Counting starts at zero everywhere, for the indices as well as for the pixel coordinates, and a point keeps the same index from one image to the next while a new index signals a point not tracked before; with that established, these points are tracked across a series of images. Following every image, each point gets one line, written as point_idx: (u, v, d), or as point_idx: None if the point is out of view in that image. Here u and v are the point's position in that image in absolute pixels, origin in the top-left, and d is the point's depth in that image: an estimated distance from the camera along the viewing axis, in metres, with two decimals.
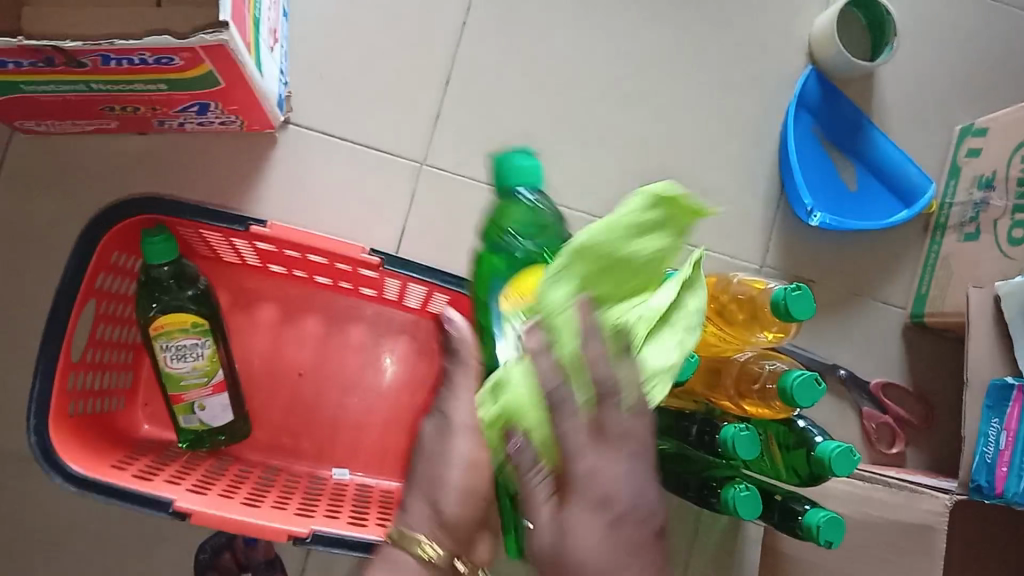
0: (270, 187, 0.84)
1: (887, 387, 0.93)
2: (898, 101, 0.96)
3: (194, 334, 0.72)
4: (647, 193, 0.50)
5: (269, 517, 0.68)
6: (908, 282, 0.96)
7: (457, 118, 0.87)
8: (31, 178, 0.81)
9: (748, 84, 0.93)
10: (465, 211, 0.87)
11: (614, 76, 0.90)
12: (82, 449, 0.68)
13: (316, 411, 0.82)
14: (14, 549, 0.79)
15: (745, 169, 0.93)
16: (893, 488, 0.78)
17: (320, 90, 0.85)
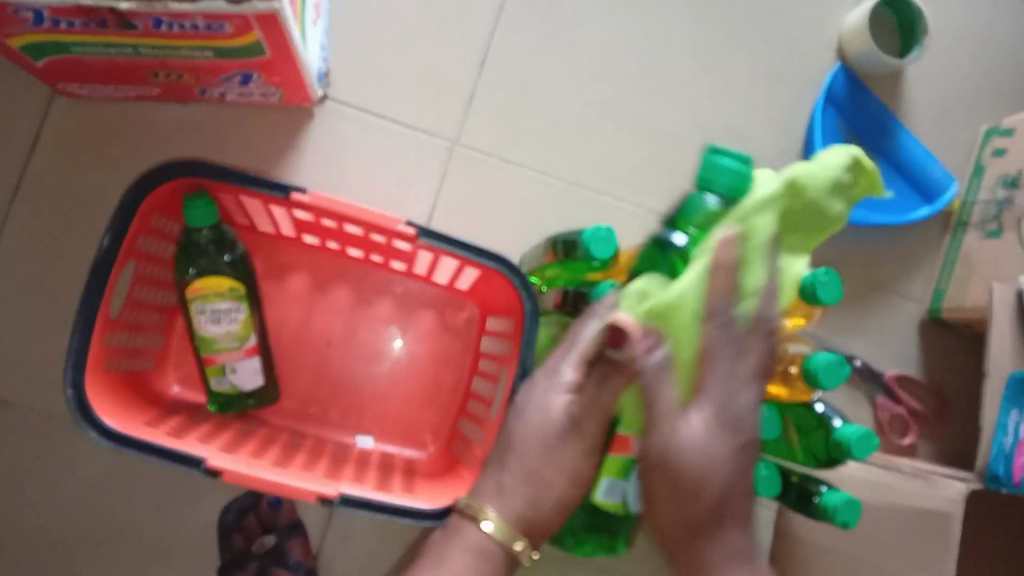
0: (305, 160, 0.86)
1: (902, 379, 0.94)
2: (925, 99, 0.97)
3: (230, 299, 0.74)
4: (853, 154, 0.66)
5: (299, 478, 0.69)
6: (928, 278, 0.97)
7: (491, 99, 0.89)
8: (72, 140, 0.83)
9: (778, 76, 0.94)
10: (495, 191, 0.89)
11: (646, 64, 0.92)
12: (116, 405, 0.69)
13: (342, 380, 0.84)
14: (42, 504, 0.81)
15: (771, 160, 0.94)
16: (908, 475, 0.81)
17: (357, 67, 0.87)
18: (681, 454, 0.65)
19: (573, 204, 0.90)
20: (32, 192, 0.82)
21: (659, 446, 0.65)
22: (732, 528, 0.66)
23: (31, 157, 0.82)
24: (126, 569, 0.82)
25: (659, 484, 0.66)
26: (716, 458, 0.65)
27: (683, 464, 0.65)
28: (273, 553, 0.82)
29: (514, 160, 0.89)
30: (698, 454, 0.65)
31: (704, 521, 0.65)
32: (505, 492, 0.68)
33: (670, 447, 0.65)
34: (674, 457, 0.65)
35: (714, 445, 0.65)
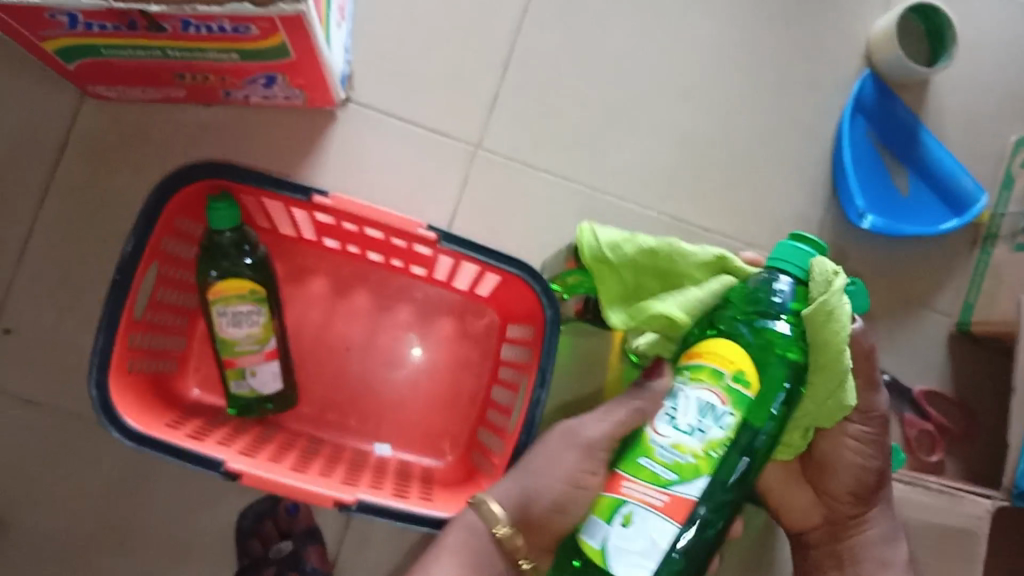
0: (326, 164, 0.86)
1: (929, 394, 0.93)
2: (954, 109, 0.96)
3: (251, 301, 0.73)
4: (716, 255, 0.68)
5: (317, 484, 0.69)
6: (956, 291, 0.95)
7: (513, 104, 0.88)
8: (96, 141, 0.83)
9: (805, 84, 0.93)
10: (516, 197, 0.88)
11: (671, 70, 0.91)
12: (137, 407, 0.69)
13: (361, 385, 0.84)
14: (61, 505, 0.81)
15: (797, 168, 0.93)
16: (934, 491, 0.80)
17: (380, 71, 0.86)
18: (887, 429, 0.69)
19: (596, 211, 0.90)
20: (57, 194, 0.83)
21: (857, 419, 0.68)
22: (894, 487, 0.73)
23: (57, 158, 0.83)
24: (144, 572, 0.82)
25: (849, 447, 0.69)
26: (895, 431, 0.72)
27: (876, 439, 0.69)
28: (291, 558, 0.82)
29: (536, 166, 0.89)
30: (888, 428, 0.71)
31: (875, 490, 0.72)
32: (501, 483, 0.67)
33: (887, 418, 0.69)
34: (872, 436, 0.68)
35: None
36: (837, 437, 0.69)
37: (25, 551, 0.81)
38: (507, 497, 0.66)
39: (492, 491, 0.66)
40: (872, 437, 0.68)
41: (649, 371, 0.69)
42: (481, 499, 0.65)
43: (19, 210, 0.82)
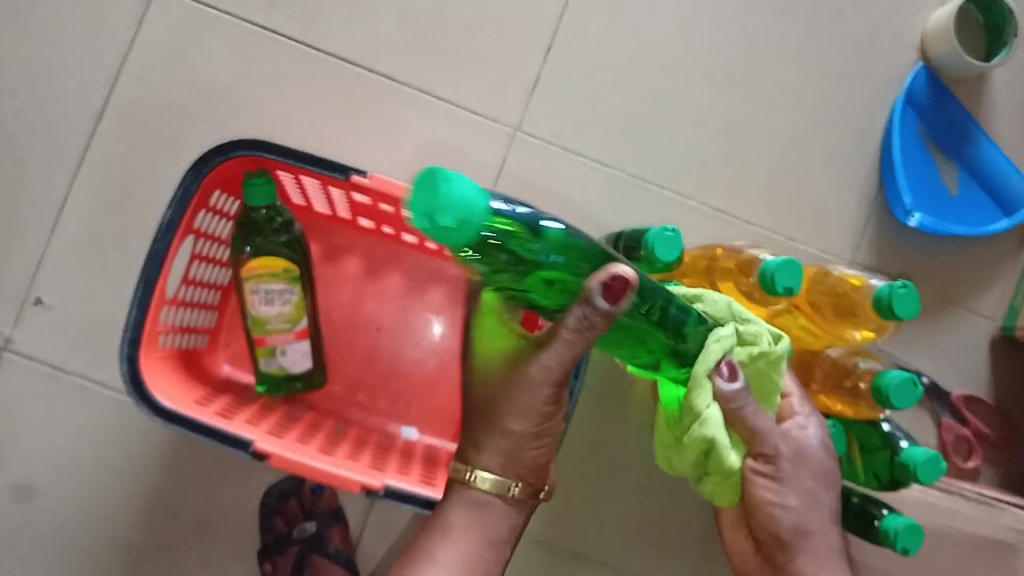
0: (362, 141, 0.85)
1: (968, 401, 0.90)
2: (1009, 106, 0.93)
3: (284, 280, 0.72)
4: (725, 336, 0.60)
5: (345, 468, 0.68)
6: (1001, 295, 0.93)
7: (554, 87, 0.86)
8: (135, 111, 0.83)
9: (856, 76, 0.90)
10: (552, 181, 0.86)
11: (717, 56, 0.88)
12: (167, 383, 0.68)
13: (391, 368, 0.83)
14: (89, 475, 0.81)
15: (845, 161, 0.90)
16: (971, 500, 0.78)
17: (421, 49, 0.85)
18: (803, 460, 0.64)
19: (635, 199, 0.87)
20: (95, 162, 0.82)
21: (760, 461, 0.63)
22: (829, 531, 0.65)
23: (97, 127, 0.82)
24: (170, 547, 0.82)
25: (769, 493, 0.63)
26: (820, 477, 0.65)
27: (788, 477, 0.63)
28: (314, 539, 0.81)
29: (576, 151, 0.87)
30: (816, 469, 0.65)
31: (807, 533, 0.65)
32: (481, 447, 0.61)
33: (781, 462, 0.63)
34: (779, 478, 0.63)
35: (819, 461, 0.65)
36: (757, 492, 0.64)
37: (54, 519, 0.81)
38: (503, 462, 0.61)
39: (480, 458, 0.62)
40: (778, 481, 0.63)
41: (599, 282, 0.48)
42: (474, 472, 0.62)
43: (58, 178, 0.82)
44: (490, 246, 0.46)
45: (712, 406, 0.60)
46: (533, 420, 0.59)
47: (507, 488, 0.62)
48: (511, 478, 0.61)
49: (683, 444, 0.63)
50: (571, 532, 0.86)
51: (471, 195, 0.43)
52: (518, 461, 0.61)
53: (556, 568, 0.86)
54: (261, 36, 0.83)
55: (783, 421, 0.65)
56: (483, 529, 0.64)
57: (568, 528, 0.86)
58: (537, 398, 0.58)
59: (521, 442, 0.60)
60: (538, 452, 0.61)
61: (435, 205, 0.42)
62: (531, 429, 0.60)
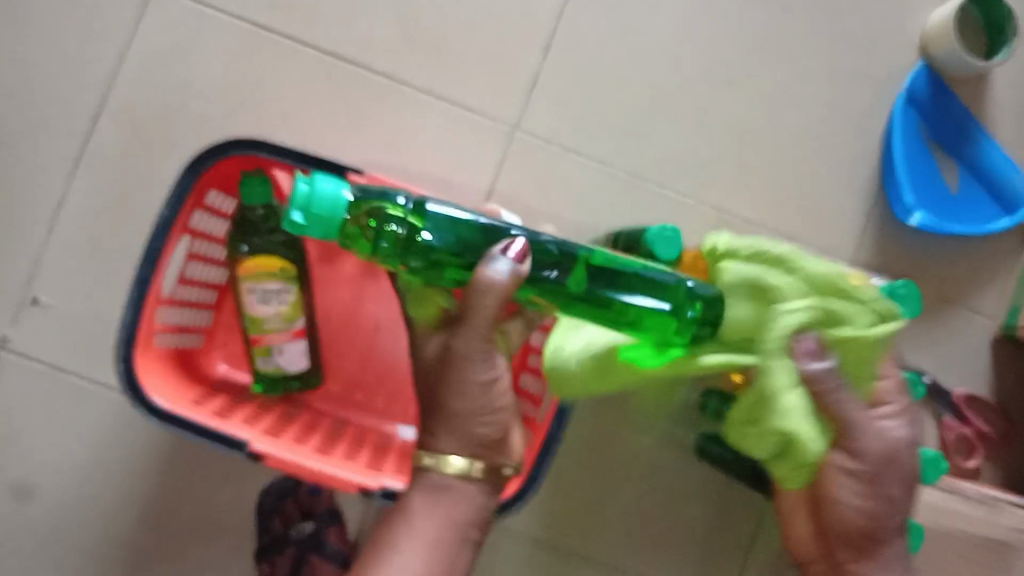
0: (360, 140, 0.84)
1: (970, 400, 0.89)
2: (1011, 104, 0.92)
3: (280, 279, 0.72)
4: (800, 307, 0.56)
5: (342, 468, 0.68)
6: (1003, 294, 0.92)
7: (553, 85, 0.86)
8: (133, 110, 0.82)
9: (857, 74, 0.90)
10: (552, 180, 0.86)
11: (717, 55, 0.88)
12: (163, 383, 0.68)
13: (389, 367, 0.83)
14: (85, 475, 0.81)
15: (845, 160, 0.90)
16: (973, 500, 0.76)
17: (420, 48, 0.85)
18: (891, 461, 0.60)
19: (634, 198, 0.87)
20: (92, 161, 0.82)
21: (844, 455, 0.59)
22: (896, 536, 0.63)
23: (94, 127, 0.82)
24: (167, 547, 0.81)
25: (839, 486, 0.60)
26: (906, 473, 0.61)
27: (871, 473, 0.59)
28: (311, 540, 0.81)
29: (575, 150, 0.86)
30: (900, 468, 0.61)
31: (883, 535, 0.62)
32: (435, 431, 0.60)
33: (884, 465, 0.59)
34: (861, 475, 0.59)
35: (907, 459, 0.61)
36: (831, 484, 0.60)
37: (51, 520, 0.80)
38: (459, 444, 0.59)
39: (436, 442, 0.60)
40: (858, 477, 0.59)
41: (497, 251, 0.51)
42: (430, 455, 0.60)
43: (55, 178, 0.82)
44: (387, 230, 0.51)
45: (793, 392, 0.56)
46: (478, 395, 0.58)
47: (469, 470, 0.60)
48: (467, 458, 0.60)
49: (761, 429, 0.58)
50: (571, 532, 0.85)
51: (323, 185, 0.51)
52: (473, 440, 0.60)
53: (555, 568, 0.85)
54: (259, 35, 0.83)
55: (874, 412, 0.61)
56: (446, 516, 0.61)
57: (568, 528, 0.85)
58: (476, 372, 0.57)
59: (473, 420, 0.59)
60: (490, 429, 0.60)
61: (296, 202, 0.51)
62: (479, 405, 0.58)
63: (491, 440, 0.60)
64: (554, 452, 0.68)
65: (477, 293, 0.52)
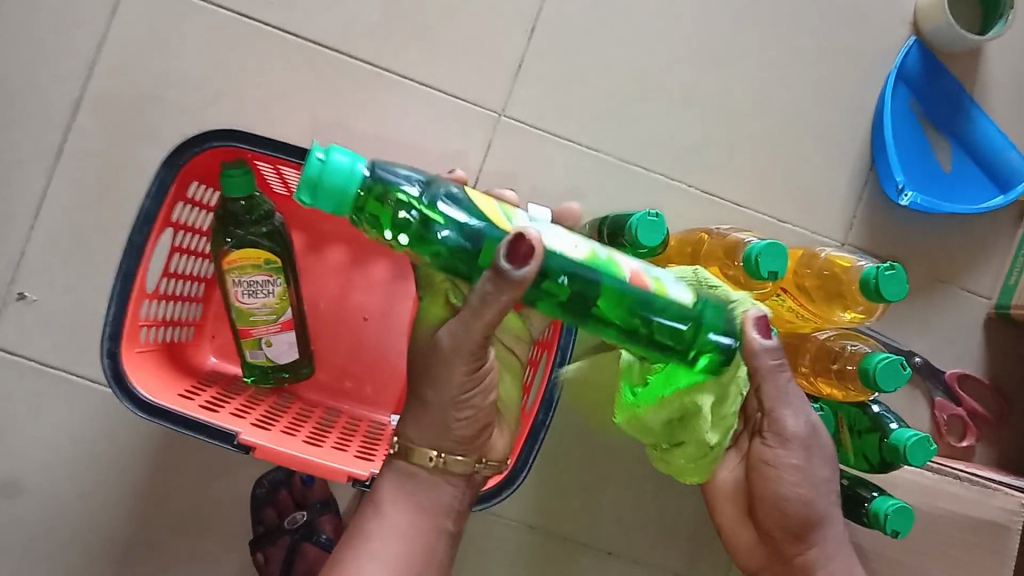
0: (345, 128, 0.84)
1: (962, 378, 0.89)
2: (1004, 80, 0.91)
3: (266, 271, 0.72)
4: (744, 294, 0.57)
5: (332, 459, 0.68)
6: (996, 273, 0.91)
7: (538, 69, 0.85)
8: (114, 102, 0.82)
9: (847, 52, 0.88)
10: (538, 165, 0.85)
11: (704, 35, 0.87)
12: (150, 376, 0.68)
13: (379, 356, 0.83)
14: (78, 469, 0.81)
15: (835, 140, 0.89)
16: (964, 481, 0.76)
17: (403, 34, 0.84)
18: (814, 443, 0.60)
19: (622, 181, 0.86)
20: (75, 155, 0.81)
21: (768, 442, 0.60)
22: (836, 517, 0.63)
23: (76, 120, 0.81)
24: (160, 538, 0.82)
25: (778, 476, 0.61)
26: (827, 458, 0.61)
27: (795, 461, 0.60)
28: (304, 529, 0.82)
29: (561, 135, 0.86)
30: (822, 448, 0.61)
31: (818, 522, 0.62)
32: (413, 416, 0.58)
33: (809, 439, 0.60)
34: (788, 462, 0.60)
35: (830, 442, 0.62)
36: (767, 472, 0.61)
37: (44, 513, 0.81)
38: (431, 434, 0.58)
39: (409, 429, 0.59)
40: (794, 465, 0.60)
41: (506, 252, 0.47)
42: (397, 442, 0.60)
43: (39, 171, 0.81)
44: (395, 217, 0.53)
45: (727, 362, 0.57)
46: (451, 390, 0.54)
47: (428, 460, 0.59)
48: (424, 447, 0.58)
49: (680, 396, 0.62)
50: (564, 518, 0.86)
51: (347, 163, 0.51)
52: (446, 434, 0.57)
53: (547, 553, 0.86)
54: (239, 23, 0.82)
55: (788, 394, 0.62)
56: (416, 504, 0.61)
57: (561, 514, 0.86)
58: (457, 371, 0.53)
59: (441, 412, 0.56)
60: (466, 426, 0.57)
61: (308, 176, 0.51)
62: (454, 396, 0.55)
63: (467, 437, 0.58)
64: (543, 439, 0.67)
65: (480, 291, 0.48)
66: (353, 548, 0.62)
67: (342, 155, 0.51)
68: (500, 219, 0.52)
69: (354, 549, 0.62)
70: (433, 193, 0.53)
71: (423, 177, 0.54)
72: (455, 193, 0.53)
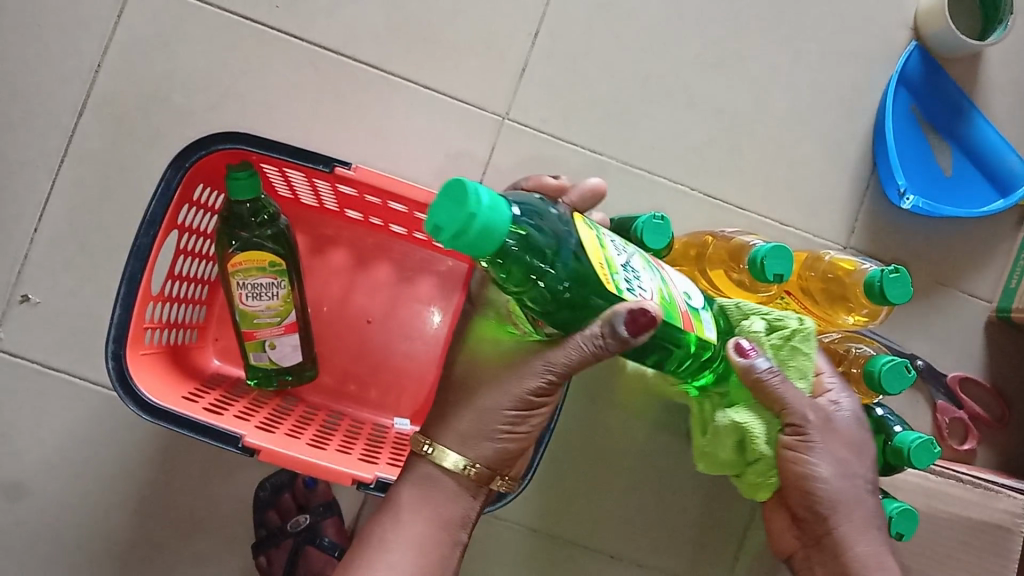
0: (349, 131, 0.84)
1: (963, 381, 0.90)
2: (1004, 84, 0.91)
3: (270, 273, 0.72)
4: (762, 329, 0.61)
5: (337, 462, 0.68)
6: (997, 276, 0.92)
7: (542, 72, 0.85)
8: (118, 104, 0.82)
9: (848, 57, 0.89)
10: (542, 167, 0.86)
11: (707, 39, 0.87)
12: (155, 379, 0.67)
13: (382, 359, 0.83)
14: (80, 472, 0.81)
15: (837, 143, 0.89)
16: (966, 484, 0.76)
17: (407, 36, 0.84)
18: (832, 428, 0.61)
19: (625, 184, 0.86)
20: (79, 157, 0.81)
21: (790, 433, 0.61)
22: (869, 501, 0.62)
23: (80, 122, 0.81)
24: (163, 541, 0.82)
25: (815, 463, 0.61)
26: (860, 441, 0.63)
27: (822, 447, 0.60)
28: (308, 532, 0.81)
29: (564, 137, 0.86)
30: (846, 439, 0.62)
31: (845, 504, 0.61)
32: (449, 422, 0.59)
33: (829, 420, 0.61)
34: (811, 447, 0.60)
35: (859, 428, 0.63)
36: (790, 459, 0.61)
37: (47, 516, 0.81)
38: (473, 437, 0.58)
39: (443, 431, 0.59)
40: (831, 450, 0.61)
41: (625, 314, 0.48)
42: (436, 447, 0.59)
43: (42, 173, 0.81)
44: (501, 262, 0.45)
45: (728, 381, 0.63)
46: (513, 401, 0.56)
47: (465, 469, 0.58)
48: (470, 458, 0.58)
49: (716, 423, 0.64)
50: (568, 521, 0.86)
51: (476, 206, 0.42)
52: (484, 445, 0.58)
53: (551, 556, 0.86)
54: (243, 26, 0.82)
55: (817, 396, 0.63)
56: (433, 512, 0.59)
57: (564, 517, 0.86)
58: (530, 380, 0.55)
59: (493, 418, 0.57)
60: (508, 440, 0.58)
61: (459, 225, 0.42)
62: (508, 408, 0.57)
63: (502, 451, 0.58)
64: (548, 442, 0.67)
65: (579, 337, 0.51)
66: (368, 558, 0.59)
67: (482, 199, 0.42)
68: (608, 278, 0.48)
69: (371, 557, 0.59)
70: (550, 241, 0.46)
71: (540, 210, 0.47)
72: (573, 247, 0.47)
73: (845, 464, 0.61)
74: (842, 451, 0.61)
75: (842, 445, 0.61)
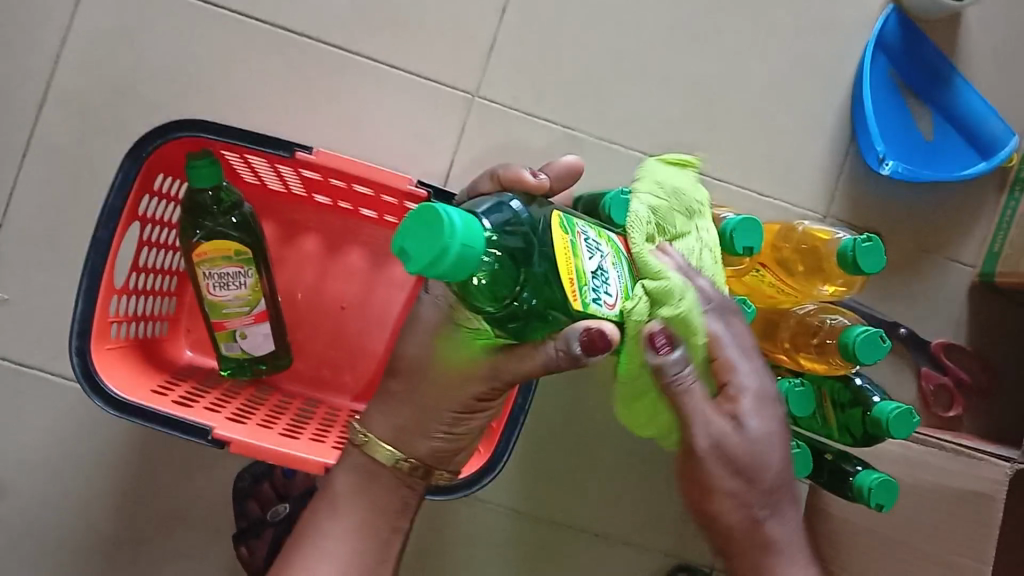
0: (315, 115, 0.82)
1: (947, 348, 0.89)
2: (985, 45, 0.89)
3: (237, 262, 0.70)
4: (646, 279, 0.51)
5: (310, 451, 0.67)
6: (981, 241, 0.90)
7: (511, 49, 0.84)
8: (78, 95, 0.80)
9: (825, 22, 0.87)
10: (514, 145, 0.84)
11: (679, 8, 0.85)
12: (121, 373, 0.66)
13: (358, 345, 0.82)
14: (57, 469, 0.80)
15: (815, 112, 0.88)
16: (950, 452, 0.76)
17: (372, 16, 0.82)
18: (733, 451, 0.54)
19: (599, 160, 0.85)
20: (40, 150, 0.80)
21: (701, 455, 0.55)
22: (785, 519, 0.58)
23: (40, 115, 0.80)
24: (144, 535, 0.81)
25: (718, 490, 0.56)
26: (767, 457, 0.56)
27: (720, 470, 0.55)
28: (288, 522, 0.80)
29: (536, 114, 0.84)
30: (752, 461, 0.55)
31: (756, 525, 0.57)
32: (383, 410, 0.59)
33: (729, 441, 0.54)
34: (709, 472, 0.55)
35: (770, 442, 0.56)
36: (692, 481, 0.57)
37: (25, 513, 0.80)
38: (402, 431, 0.58)
39: (375, 422, 0.59)
40: (736, 476, 0.55)
41: (583, 331, 0.44)
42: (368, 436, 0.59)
43: (3, 168, 0.80)
44: (467, 281, 0.42)
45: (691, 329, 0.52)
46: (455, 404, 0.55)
47: (397, 463, 0.58)
48: (404, 452, 0.58)
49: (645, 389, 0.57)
50: (552, 503, 0.85)
51: (445, 227, 0.38)
52: (416, 443, 0.58)
53: (536, 537, 0.85)
54: (203, 11, 0.80)
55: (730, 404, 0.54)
56: (370, 505, 0.60)
57: (548, 500, 0.85)
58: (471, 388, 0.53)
59: (434, 418, 0.56)
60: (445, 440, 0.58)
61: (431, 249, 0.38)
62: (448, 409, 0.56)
63: (440, 450, 0.58)
64: (523, 424, 0.66)
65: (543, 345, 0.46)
66: (309, 544, 0.60)
67: (453, 221, 0.39)
68: (574, 294, 0.42)
69: (309, 541, 0.60)
70: (521, 248, 0.42)
71: (509, 218, 0.44)
72: (542, 252, 0.42)
73: (757, 483, 0.56)
74: (747, 468, 0.55)
75: (747, 465, 0.55)
